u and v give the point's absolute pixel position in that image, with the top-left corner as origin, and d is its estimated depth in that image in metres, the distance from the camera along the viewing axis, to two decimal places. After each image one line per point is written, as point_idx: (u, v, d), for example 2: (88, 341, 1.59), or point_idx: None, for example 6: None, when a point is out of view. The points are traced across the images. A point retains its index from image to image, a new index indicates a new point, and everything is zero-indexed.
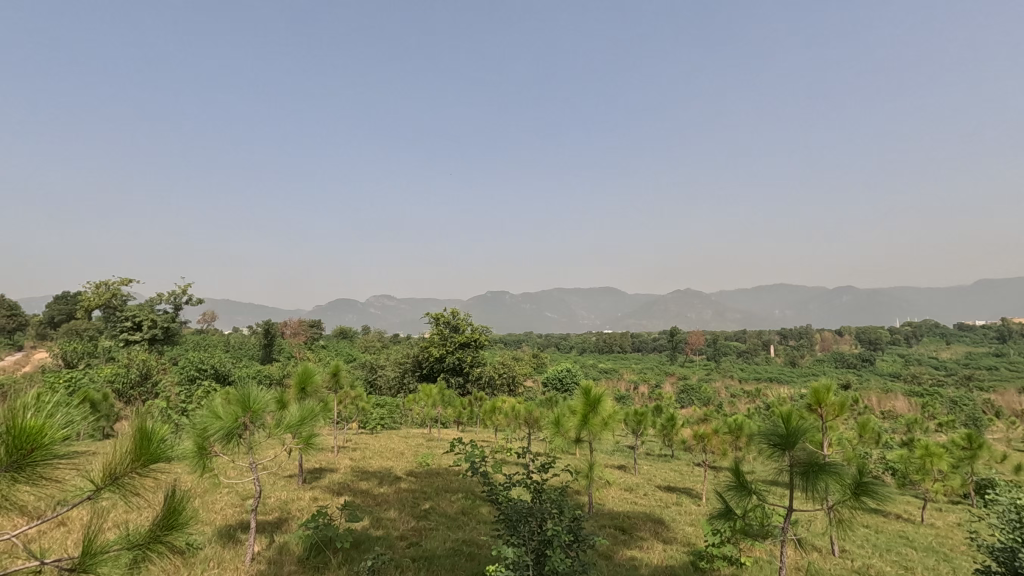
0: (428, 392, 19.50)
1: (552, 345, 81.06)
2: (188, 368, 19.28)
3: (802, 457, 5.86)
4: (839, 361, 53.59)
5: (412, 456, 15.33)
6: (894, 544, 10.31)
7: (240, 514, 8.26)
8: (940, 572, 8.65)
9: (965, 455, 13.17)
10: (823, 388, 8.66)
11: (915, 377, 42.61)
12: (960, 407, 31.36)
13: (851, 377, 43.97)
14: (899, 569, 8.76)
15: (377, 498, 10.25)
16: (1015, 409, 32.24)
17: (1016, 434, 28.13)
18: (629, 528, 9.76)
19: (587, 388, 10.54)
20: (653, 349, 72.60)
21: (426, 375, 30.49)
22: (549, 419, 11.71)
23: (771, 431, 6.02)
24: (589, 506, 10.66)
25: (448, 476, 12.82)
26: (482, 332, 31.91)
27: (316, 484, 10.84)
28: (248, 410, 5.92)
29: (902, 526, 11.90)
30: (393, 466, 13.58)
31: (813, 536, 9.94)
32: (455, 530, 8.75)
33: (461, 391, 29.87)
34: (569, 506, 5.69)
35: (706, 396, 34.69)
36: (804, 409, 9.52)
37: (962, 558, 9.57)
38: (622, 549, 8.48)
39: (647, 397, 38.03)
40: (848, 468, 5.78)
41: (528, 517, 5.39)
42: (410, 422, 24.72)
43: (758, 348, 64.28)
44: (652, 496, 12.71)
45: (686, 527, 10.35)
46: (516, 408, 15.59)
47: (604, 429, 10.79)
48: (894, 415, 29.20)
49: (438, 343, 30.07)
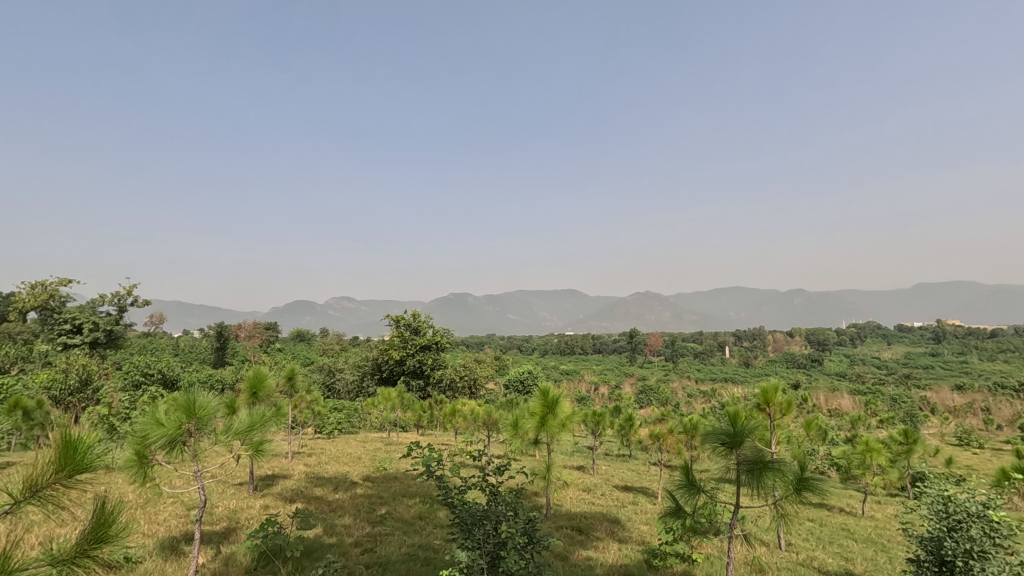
0: (387, 396, 19.23)
1: (515, 347, 81.39)
2: (133, 373, 18.40)
3: (749, 454, 6.05)
4: (790, 361, 55.73)
5: (369, 460, 15.08)
6: (837, 536, 10.76)
7: (184, 524, 7.92)
8: (877, 562, 9.10)
9: (902, 450, 13.84)
10: (772, 388, 8.99)
11: (859, 377, 44.64)
12: (899, 404, 33.07)
13: (801, 377, 45.75)
14: (840, 560, 9.15)
15: (332, 504, 10.02)
16: (949, 405, 34.24)
17: (949, 429, 29.78)
18: (585, 528, 9.86)
19: (545, 389, 10.58)
20: (614, 350, 73.69)
21: (386, 378, 30.07)
22: (508, 421, 11.72)
23: (719, 431, 6.16)
24: (546, 508, 10.74)
25: (406, 481, 12.64)
26: (443, 334, 31.69)
27: (268, 492, 10.48)
28: (194, 417, 5.60)
29: (845, 519, 12.45)
30: (349, 472, 13.27)
31: (761, 531, 10.26)
32: (411, 534, 8.63)
33: (421, 394, 29.53)
34: (524, 508, 5.70)
35: (664, 396, 35.50)
36: (754, 407, 9.83)
37: (897, 548, 10.09)
38: (578, 549, 8.57)
39: (606, 397, 38.65)
40: (791, 464, 6.02)
41: (482, 521, 5.36)
42: (369, 425, 24.27)
43: (714, 349, 66.20)
44: (609, 496, 12.89)
45: (641, 526, 10.53)
46: (476, 411, 15.54)
47: (561, 430, 10.83)
48: (840, 412, 30.53)
49: (398, 346, 29.68)
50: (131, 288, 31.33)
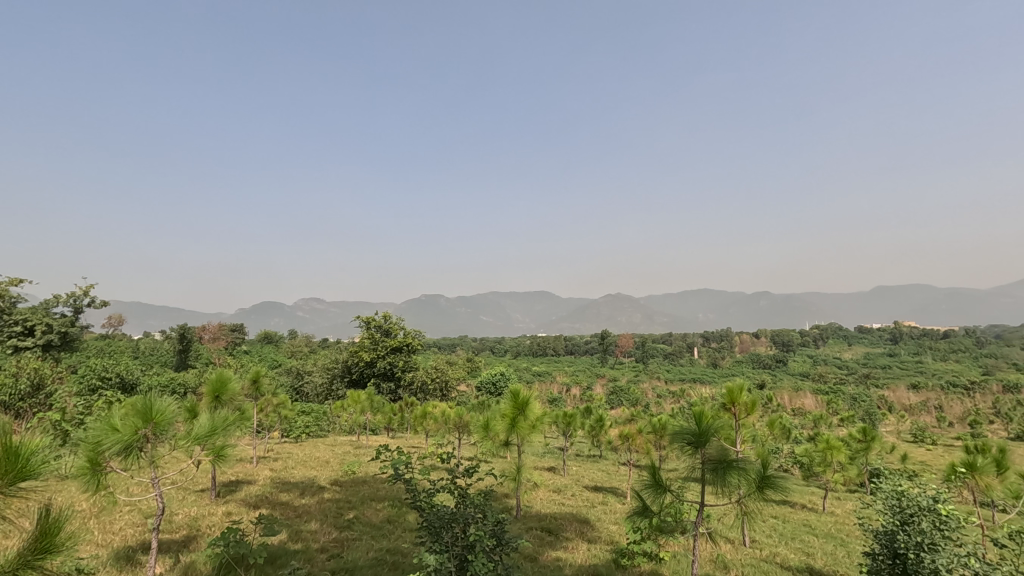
0: (356, 398, 18.97)
1: (487, 348, 81.31)
2: (89, 377, 17.68)
3: (712, 453, 6.17)
4: (756, 361, 57.21)
5: (337, 464, 14.84)
6: (798, 532, 11.08)
7: (141, 533, 7.64)
8: (836, 557, 9.38)
9: (860, 447, 14.31)
10: (737, 388, 9.20)
11: (821, 376, 46.09)
12: (859, 403, 34.28)
13: (766, 377, 47.00)
14: (801, 555, 9.38)
15: (298, 510, 9.80)
16: (904, 403, 35.67)
17: (905, 427, 31.02)
18: (555, 529, 9.89)
19: (515, 391, 10.58)
20: (585, 352, 74.28)
21: (356, 381, 29.64)
22: (478, 423, 11.70)
23: (685, 431, 6.25)
24: (517, 509, 10.75)
25: (374, 484, 12.48)
26: (414, 336, 31.38)
27: (231, 498, 10.19)
28: (151, 422, 5.39)
29: (806, 515, 12.82)
30: (316, 476, 13.01)
31: (726, 529, 10.46)
32: (379, 539, 8.51)
33: (392, 397, 29.22)
34: (493, 510, 5.66)
35: (634, 397, 36.04)
36: (720, 407, 10.03)
37: (855, 542, 10.43)
38: (547, 550, 8.59)
39: (578, 399, 38.93)
40: (754, 463, 6.15)
41: (451, 523, 5.32)
42: (338, 429, 23.89)
43: (683, 350, 67.36)
44: (579, 496, 12.98)
45: (609, 525, 10.64)
46: (446, 413, 15.44)
47: (531, 432, 10.84)
48: (803, 411, 31.49)
49: (368, 348, 29.27)
50: (88, 288, 30.12)
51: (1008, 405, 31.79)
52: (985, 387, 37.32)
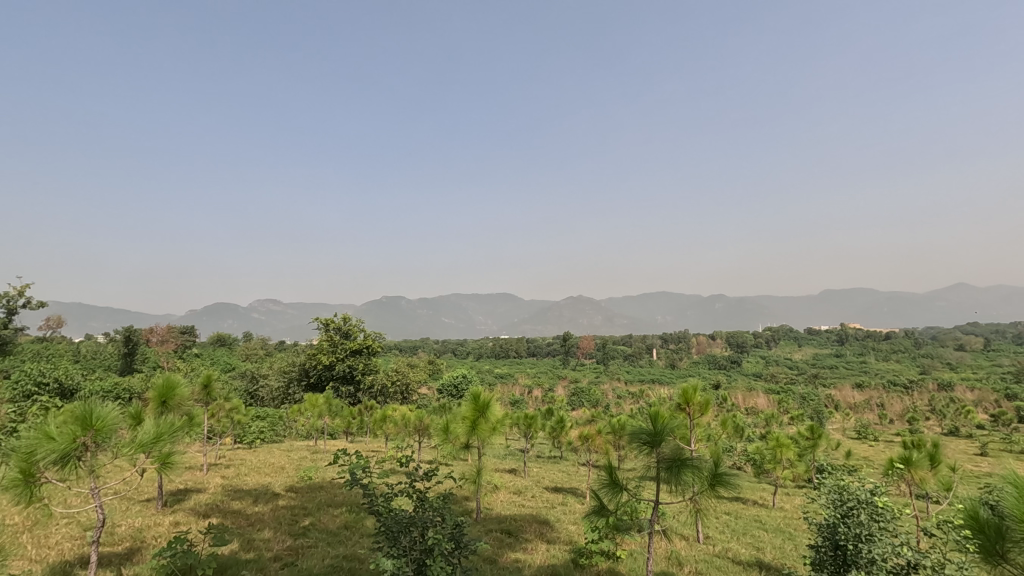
0: (313, 402, 18.52)
1: (449, 350, 80.78)
2: (25, 383, 16.67)
3: (667, 452, 6.32)
4: (712, 362, 58.86)
5: (293, 470, 14.46)
6: (749, 527, 11.44)
7: (80, 547, 7.26)
8: (784, 550, 9.76)
9: (808, 445, 14.91)
10: (691, 389, 9.47)
11: (773, 377, 47.81)
12: (808, 402, 35.71)
13: (721, 377, 48.49)
14: (751, 550, 9.71)
15: (250, 518, 9.50)
16: (849, 402, 37.37)
17: (849, 424, 32.52)
18: (515, 530, 9.94)
19: (476, 393, 10.53)
20: (547, 353, 74.78)
21: (314, 385, 28.94)
22: (438, 426, 11.62)
23: (641, 431, 6.38)
24: (477, 512, 10.72)
25: (332, 490, 12.23)
26: (375, 339, 30.85)
27: (179, 508, 9.79)
28: (91, 429, 5.16)
29: (758, 511, 13.27)
30: (270, 483, 12.63)
31: (681, 526, 10.73)
32: (336, 546, 8.35)
33: (352, 400, 28.73)
34: (451, 513, 5.64)
35: (594, 398, 36.57)
36: (675, 407, 10.28)
37: (802, 536, 10.87)
38: (506, 552, 8.60)
39: (539, 400, 39.18)
40: (706, 462, 6.34)
41: (409, 527, 5.27)
42: (295, 433, 23.25)
43: (642, 351, 68.71)
44: (540, 497, 13.07)
45: (569, 526, 10.75)
46: (406, 417, 15.23)
47: (492, 434, 10.84)
48: (755, 410, 32.61)
49: (327, 351, 28.57)
50: (24, 287, 28.38)
51: (942, 403, 33.70)
52: (922, 386, 39.54)
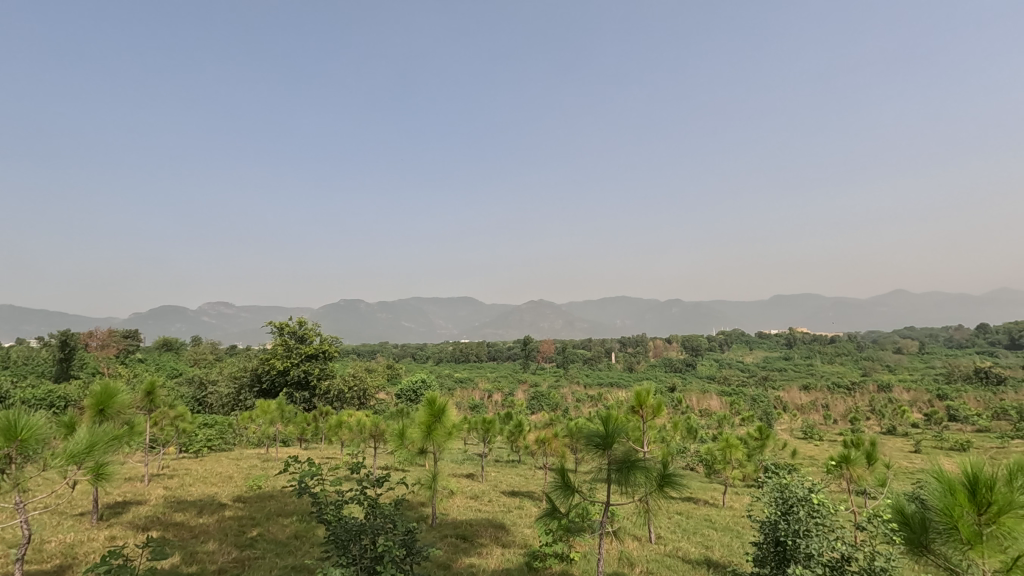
0: (265, 408, 17.95)
1: (409, 354, 79.78)
2: None
3: (618, 455, 6.43)
4: (668, 366, 60.28)
5: (241, 480, 13.93)
6: (700, 526, 11.76)
7: (2, 566, 6.80)
8: (731, 548, 10.09)
9: (757, 445, 15.43)
10: (644, 392, 9.67)
11: (725, 380, 49.32)
12: (758, 403, 37.06)
13: (676, 380, 49.83)
14: (701, 548, 10.01)
15: (194, 530, 9.13)
16: (796, 403, 38.92)
17: (797, 425, 33.88)
18: (470, 535, 9.88)
19: (431, 398, 10.42)
20: (508, 357, 74.71)
21: (267, 391, 28.02)
22: (394, 431, 11.48)
23: (593, 433, 6.47)
24: (432, 518, 10.62)
25: (282, 499, 11.88)
26: (331, 343, 30.20)
27: (116, 521, 9.29)
28: (15, 440, 4.85)
29: (708, 510, 13.62)
30: (216, 493, 12.11)
31: (634, 527, 10.94)
32: (284, 556, 8.12)
33: (306, 406, 27.82)
34: (403, 519, 5.55)
35: (554, 402, 36.81)
36: (629, 411, 10.45)
37: (748, 533, 11.26)
38: (461, 557, 8.56)
39: (499, 404, 39.16)
40: (654, 463, 6.49)
41: (358, 535, 5.17)
42: (246, 441, 22.44)
43: (601, 355, 69.72)
44: (497, 502, 13.06)
45: (525, 528, 10.83)
46: (362, 422, 14.97)
47: (448, 439, 10.75)
48: (709, 412, 33.56)
49: (281, 356, 27.81)
50: None
51: (880, 403, 35.57)
52: (863, 387, 41.60)
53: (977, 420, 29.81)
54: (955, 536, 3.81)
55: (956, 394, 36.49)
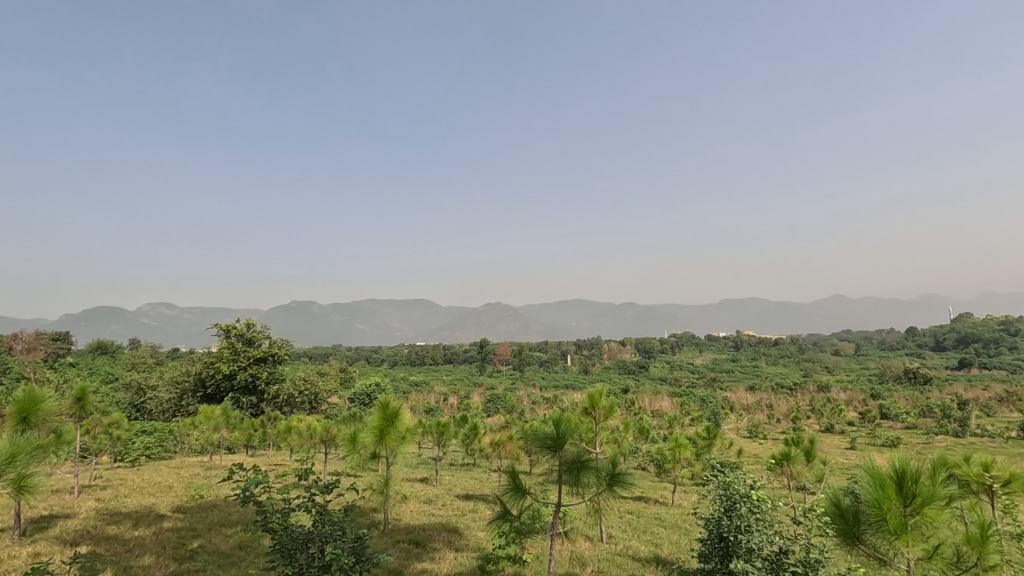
0: (209, 414, 17.22)
1: (363, 357, 78.17)
2: None
3: (568, 455, 6.49)
4: (622, 368, 61.45)
5: (182, 489, 13.33)
6: (650, 525, 12.03)
7: None
8: (679, 545, 10.39)
9: (705, 444, 15.94)
10: (597, 394, 9.81)
11: (677, 381, 50.65)
12: (706, 403, 38.27)
13: (630, 382, 50.95)
14: (650, 546, 10.24)
15: (128, 543, 8.66)
16: (743, 403, 40.43)
17: (743, 424, 35.21)
18: (423, 540, 9.78)
19: (385, 402, 10.24)
20: (464, 360, 74.33)
21: (211, 396, 26.88)
22: (346, 436, 11.23)
23: (544, 435, 6.50)
24: (384, 524, 10.43)
25: (226, 508, 11.43)
26: (280, 346, 29.28)
27: (41, 537, 8.69)
28: None
29: (658, 509, 13.96)
30: (154, 504, 11.51)
31: (586, 528, 11.09)
32: (226, 568, 7.81)
33: (253, 412, 26.85)
34: (353, 526, 5.44)
35: (509, 404, 36.87)
36: (583, 412, 10.57)
37: (695, 530, 11.61)
38: (413, 563, 8.45)
39: (455, 408, 38.92)
40: (604, 463, 6.62)
41: (306, 544, 5.03)
42: (188, 449, 21.44)
43: (557, 358, 70.38)
44: (450, 505, 12.98)
45: (478, 532, 10.81)
46: (312, 426, 14.57)
47: (401, 443, 10.58)
48: (660, 414, 34.39)
49: (227, 359, 26.78)
50: None
51: (820, 402, 37.36)
52: (804, 388, 43.56)
53: (906, 417, 31.75)
54: (884, 527, 4.04)
55: (888, 394, 38.74)
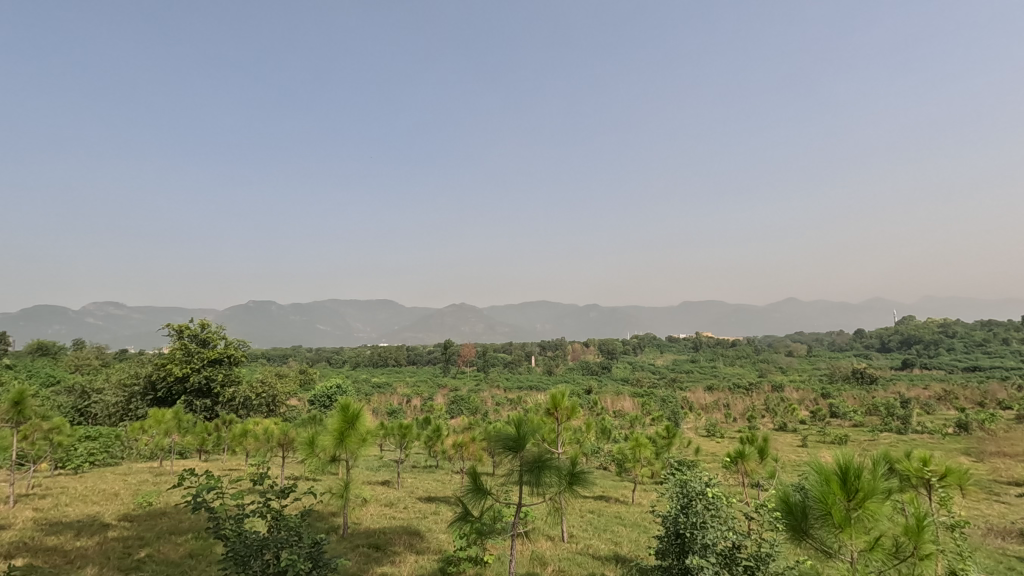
0: (159, 418, 16.54)
1: (324, 359, 76.56)
2: None
3: (529, 456, 6.52)
4: (585, 369, 62.16)
5: (129, 497, 12.77)
6: (609, 523, 12.22)
7: None
8: (638, 542, 10.59)
9: (665, 443, 16.29)
10: (560, 395, 9.89)
11: (638, 381, 51.59)
12: (666, 403, 39.11)
13: (592, 382, 51.63)
14: (610, 544, 10.40)
15: (69, 554, 8.24)
16: (701, 403, 41.50)
17: (701, 423, 36.13)
18: (383, 544, 9.66)
19: (345, 404, 10.04)
20: (428, 361, 73.75)
21: (162, 399, 25.83)
22: (304, 439, 10.98)
23: (505, 436, 6.51)
24: (343, 528, 10.26)
25: (176, 516, 11.00)
26: (237, 347, 28.40)
27: None
28: None
29: (619, 508, 14.18)
30: (98, 513, 10.98)
31: (547, 527, 11.17)
32: None
33: (207, 415, 25.95)
34: (310, 531, 5.33)
35: (473, 405, 36.80)
36: (545, 413, 10.63)
37: (654, 528, 11.85)
38: (372, 567, 8.34)
39: (418, 409, 38.59)
40: (565, 463, 6.69)
41: (261, 550, 4.89)
42: (136, 455, 20.53)
43: (521, 359, 70.55)
44: (412, 508, 12.86)
45: (439, 534, 10.76)
46: (269, 430, 14.19)
47: (361, 446, 10.40)
48: (622, 414, 34.92)
49: (180, 361, 25.80)
50: None
51: (774, 402, 38.70)
52: (759, 388, 45.03)
53: (853, 416, 33.23)
54: (830, 521, 4.21)
55: (836, 393, 40.44)
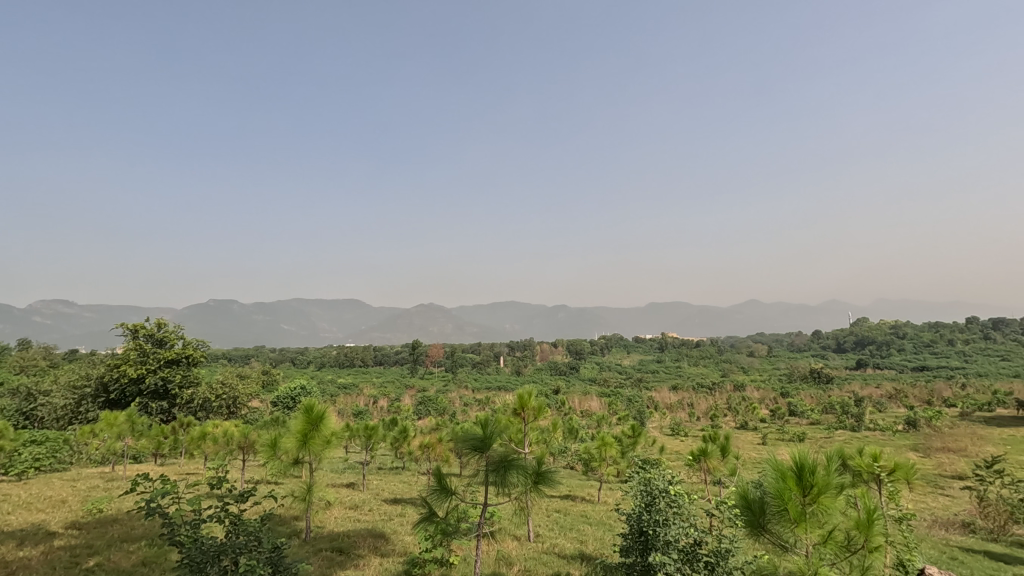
0: (111, 421, 15.86)
1: (287, 360, 74.81)
2: None
3: (495, 455, 6.50)
4: (553, 369, 62.55)
5: (78, 503, 12.20)
6: (575, 522, 12.32)
7: None
8: (603, 541, 10.69)
9: (630, 442, 16.52)
10: (528, 394, 9.90)
11: (604, 381, 52.21)
12: (632, 403, 39.69)
13: (559, 382, 51.99)
14: (575, 543, 10.48)
15: (10, 565, 7.81)
16: (665, 402, 42.27)
17: (666, 422, 36.80)
18: (347, 547, 9.49)
19: (309, 405, 9.80)
20: (396, 361, 72.92)
21: (114, 401, 24.80)
22: (265, 441, 10.70)
23: (472, 436, 6.47)
24: (306, 532, 10.04)
25: (129, 522, 10.57)
26: (196, 347, 27.49)
27: None
28: None
29: (584, 506, 14.31)
30: (43, 521, 10.46)
31: (514, 527, 11.17)
32: None
33: (163, 418, 25.04)
34: (270, 535, 5.21)
35: (441, 406, 36.59)
36: (512, 413, 10.61)
37: (619, 526, 12.00)
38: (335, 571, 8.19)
39: (384, 410, 38.14)
40: (531, 462, 6.70)
41: (218, 556, 4.74)
42: (86, 459, 19.65)
43: (490, 359, 70.43)
44: (377, 510, 12.69)
45: (405, 536, 10.64)
46: (229, 432, 13.77)
47: (325, 447, 10.19)
48: (589, 413, 35.28)
49: (134, 362, 24.82)
50: None
51: (735, 400, 39.75)
52: (721, 387, 46.14)
53: (810, 414, 34.39)
54: (785, 516, 4.33)
55: (794, 392, 41.80)
